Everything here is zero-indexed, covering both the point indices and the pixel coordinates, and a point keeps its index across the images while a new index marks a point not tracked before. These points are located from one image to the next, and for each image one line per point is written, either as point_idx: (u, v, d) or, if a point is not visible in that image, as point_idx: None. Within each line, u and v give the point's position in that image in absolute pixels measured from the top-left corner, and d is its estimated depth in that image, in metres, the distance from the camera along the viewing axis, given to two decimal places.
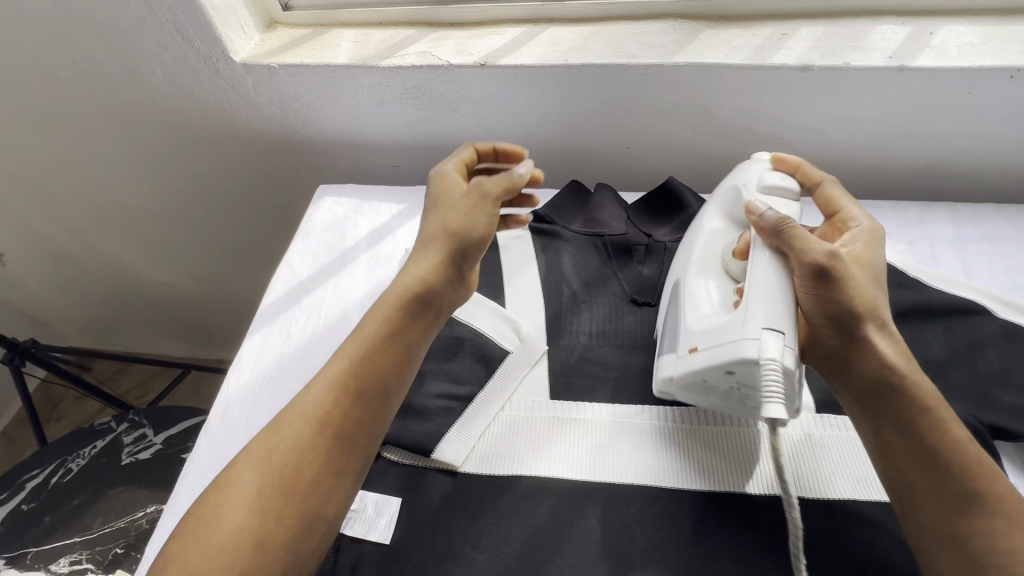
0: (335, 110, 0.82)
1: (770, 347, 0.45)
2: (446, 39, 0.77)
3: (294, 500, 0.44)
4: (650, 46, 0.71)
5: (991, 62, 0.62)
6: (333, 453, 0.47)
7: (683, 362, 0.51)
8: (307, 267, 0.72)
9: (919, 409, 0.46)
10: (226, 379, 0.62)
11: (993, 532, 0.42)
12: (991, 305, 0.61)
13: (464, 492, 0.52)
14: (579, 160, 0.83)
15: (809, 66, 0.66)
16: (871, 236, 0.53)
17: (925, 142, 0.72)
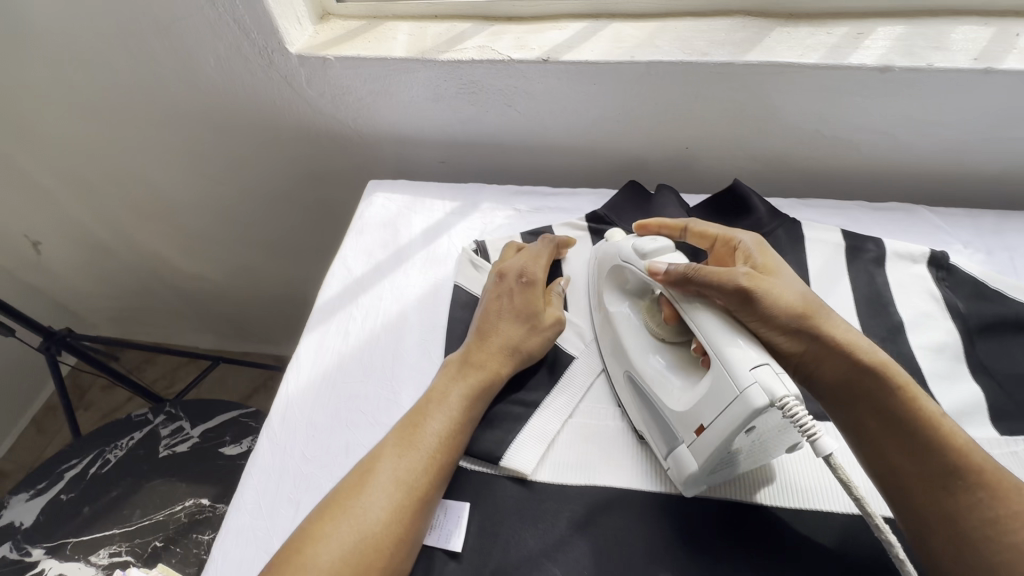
0: (387, 104, 0.81)
1: (772, 385, 0.42)
2: (505, 33, 0.75)
3: (407, 524, 0.45)
4: (720, 43, 0.68)
5: None
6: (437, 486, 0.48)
7: (698, 451, 0.46)
8: (362, 264, 0.70)
9: (890, 397, 0.46)
10: (285, 377, 0.60)
11: (981, 506, 0.42)
12: None
13: (536, 502, 0.50)
14: (634, 160, 0.81)
15: (889, 67, 0.63)
16: (760, 245, 0.54)
17: (1004, 147, 0.69)
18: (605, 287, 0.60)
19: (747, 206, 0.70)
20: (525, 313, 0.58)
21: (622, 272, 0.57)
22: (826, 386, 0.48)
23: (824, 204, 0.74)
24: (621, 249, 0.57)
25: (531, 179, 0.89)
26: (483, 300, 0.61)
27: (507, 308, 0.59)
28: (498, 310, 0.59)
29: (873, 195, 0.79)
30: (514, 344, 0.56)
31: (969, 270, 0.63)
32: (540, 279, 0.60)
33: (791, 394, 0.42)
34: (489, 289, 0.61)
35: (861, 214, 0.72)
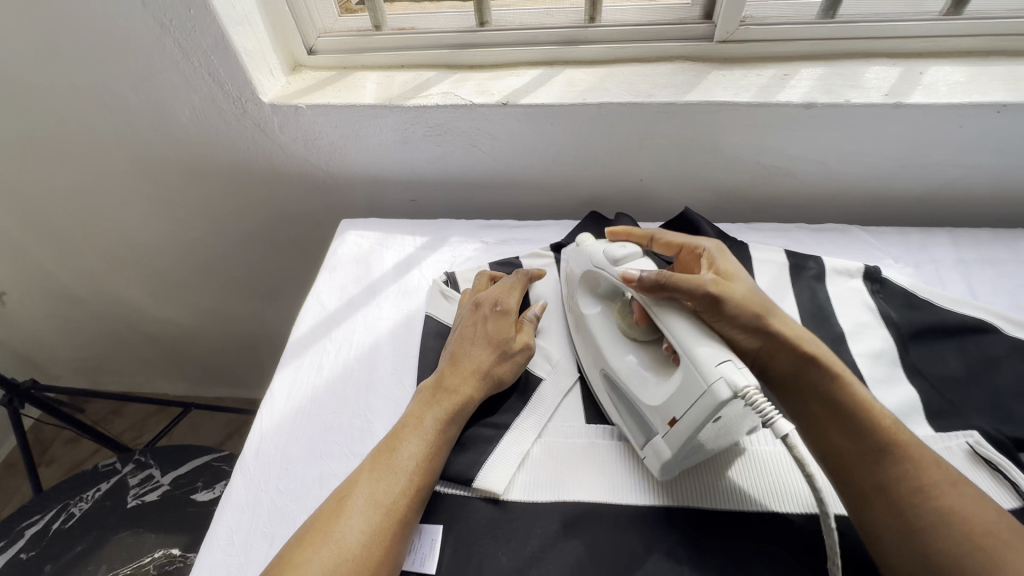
0: (358, 147, 0.85)
1: (737, 379, 0.45)
2: (468, 80, 0.81)
3: (382, 546, 0.46)
4: (663, 86, 0.75)
5: (980, 99, 0.67)
6: (412, 508, 0.49)
7: (671, 441, 0.50)
8: (336, 299, 0.73)
9: (832, 383, 0.51)
10: (259, 414, 0.61)
11: (906, 476, 0.47)
12: (998, 322, 0.63)
13: (506, 520, 0.52)
14: (594, 192, 0.87)
15: (812, 103, 0.70)
16: (721, 252, 0.60)
17: (922, 171, 0.76)
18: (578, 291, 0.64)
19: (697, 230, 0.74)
20: (500, 341, 0.61)
21: (595, 277, 0.62)
22: (773, 371, 0.53)
23: (769, 227, 0.80)
24: (594, 254, 0.61)
25: (498, 212, 0.94)
26: (458, 328, 0.63)
27: (483, 336, 0.61)
28: (473, 338, 0.61)
29: (814, 216, 0.86)
30: (485, 369, 0.59)
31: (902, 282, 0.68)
32: (513, 309, 0.63)
33: (751, 384, 0.45)
34: (464, 319, 0.64)
35: (804, 235, 0.78)
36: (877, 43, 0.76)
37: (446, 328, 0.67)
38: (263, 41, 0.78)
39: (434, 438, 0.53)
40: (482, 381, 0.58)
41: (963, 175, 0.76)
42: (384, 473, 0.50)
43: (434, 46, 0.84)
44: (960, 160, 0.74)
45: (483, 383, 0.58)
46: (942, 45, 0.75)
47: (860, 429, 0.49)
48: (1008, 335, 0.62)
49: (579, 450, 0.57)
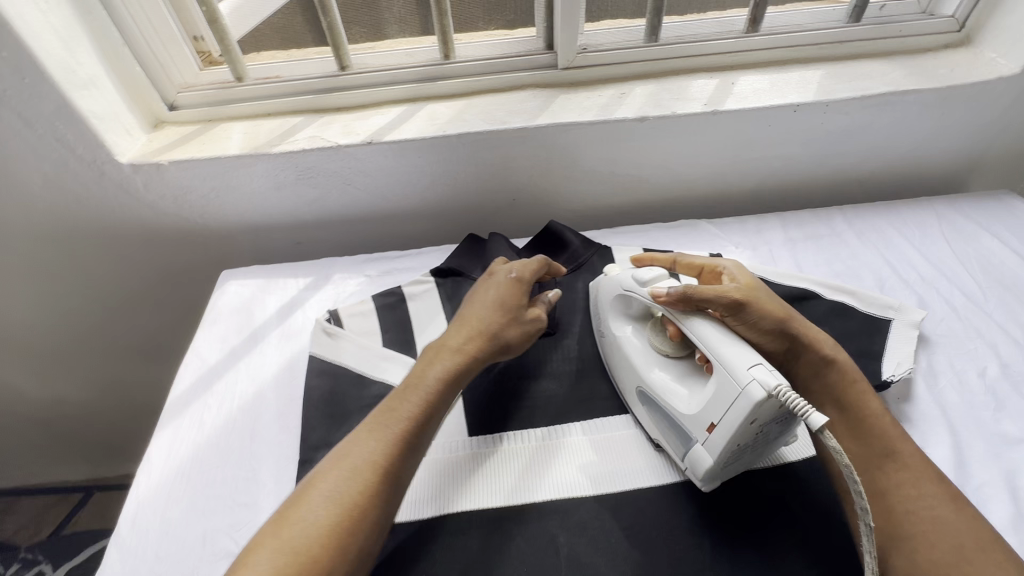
0: (232, 197, 0.89)
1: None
2: (332, 121, 0.88)
3: (362, 507, 0.53)
4: (507, 115, 0.86)
5: (778, 102, 0.90)
6: (390, 468, 0.56)
7: (711, 447, 0.60)
8: (216, 352, 0.74)
9: (858, 396, 0.67)
10: (135, 481, 0.61)
11: (897, 484, 0.61)
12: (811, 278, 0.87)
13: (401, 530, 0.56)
14: (464, 213, 0.96)
15: (649, 116, 0.86)
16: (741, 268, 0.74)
17: (736, 161, 0.98)
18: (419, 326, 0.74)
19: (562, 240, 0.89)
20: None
21: (625, 300, 0.75)
22: (808, 387, 0.70)
23: (616, 229, 0.92)
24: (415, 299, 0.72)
25: (380, 241, 1.00)
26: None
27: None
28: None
29: (652, 215, 1.01)
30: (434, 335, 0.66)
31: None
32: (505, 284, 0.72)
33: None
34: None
35: (645, 232, 0.89)
36: (693, 62, 0.96)
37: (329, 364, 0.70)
38: (116, 103, 0.80)
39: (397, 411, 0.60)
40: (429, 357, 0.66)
41: (770, 157, 1.00)
42: (361, 440, 0.58)
43: (297, 94, 0.90)
44: (756, 149, 0.97)
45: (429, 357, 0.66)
46: (749, 60, 0.97)
47: (869, 439, 0.65)
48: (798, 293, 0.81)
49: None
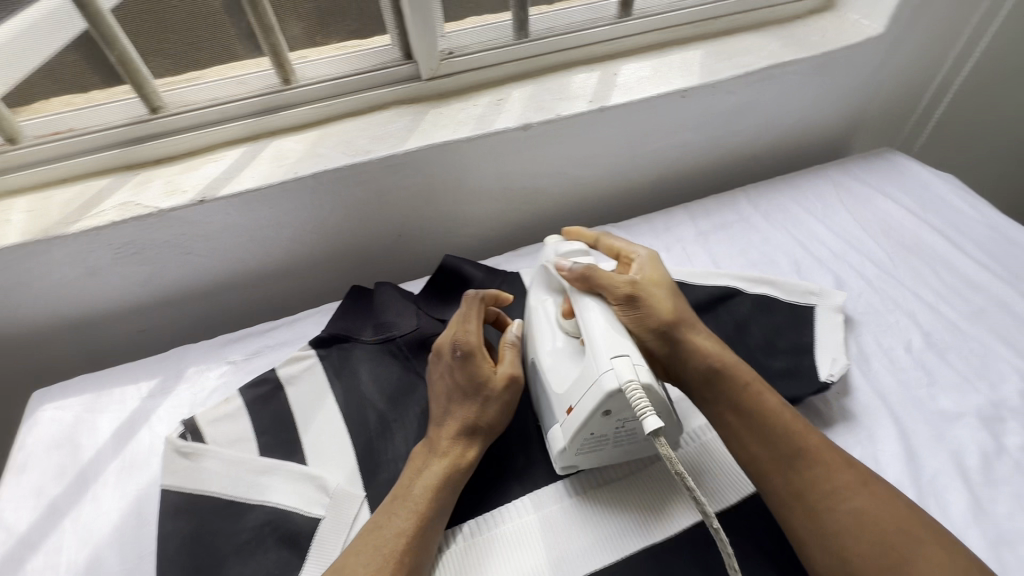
0: (304, 229, 0.73)
1: (624, 371, 0.44)
2: (414, 116, 0.74)
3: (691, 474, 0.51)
4: (617, 85, 0.76)
5: (882, 34, 0.80)
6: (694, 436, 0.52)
7: None
8: (363, 409, 0.61)
9: None
10: (324, 558, 0.51)
11: None
12: (959, 204, 0.80)
13: (695, 553, 0.49)
14: (566, 206, 0.85)
15: (757, 69, 0.78)
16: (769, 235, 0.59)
17: (837, 106, 0.89)
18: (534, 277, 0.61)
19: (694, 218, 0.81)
20: (474, 381, 0.54)
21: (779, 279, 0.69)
22: None
23: (733, 195, 0.85)
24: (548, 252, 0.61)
25: (472, 252, 0.87)
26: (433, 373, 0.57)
27: (452, 391, 0.55)
28: (444, 393, 0.55)
29: (753, 175, 0.95)
30: (581, 275, 0.54)
31: (845, 215, 0.80)
32: (667, 269, 0.60)
33: (638, 379, 0.44)
34: (436, 377, 0.56)
35: (758, 192, 0.85)
36: (783, 8, 0.85)
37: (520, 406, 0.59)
38: None
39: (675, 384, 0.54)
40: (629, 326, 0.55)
41: (890, 72, 0.86)
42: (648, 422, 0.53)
43: (358, 93, 0.74)
44: (864, 86, 0.87)
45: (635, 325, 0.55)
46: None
47: None
48: (952, 233, 0.76)
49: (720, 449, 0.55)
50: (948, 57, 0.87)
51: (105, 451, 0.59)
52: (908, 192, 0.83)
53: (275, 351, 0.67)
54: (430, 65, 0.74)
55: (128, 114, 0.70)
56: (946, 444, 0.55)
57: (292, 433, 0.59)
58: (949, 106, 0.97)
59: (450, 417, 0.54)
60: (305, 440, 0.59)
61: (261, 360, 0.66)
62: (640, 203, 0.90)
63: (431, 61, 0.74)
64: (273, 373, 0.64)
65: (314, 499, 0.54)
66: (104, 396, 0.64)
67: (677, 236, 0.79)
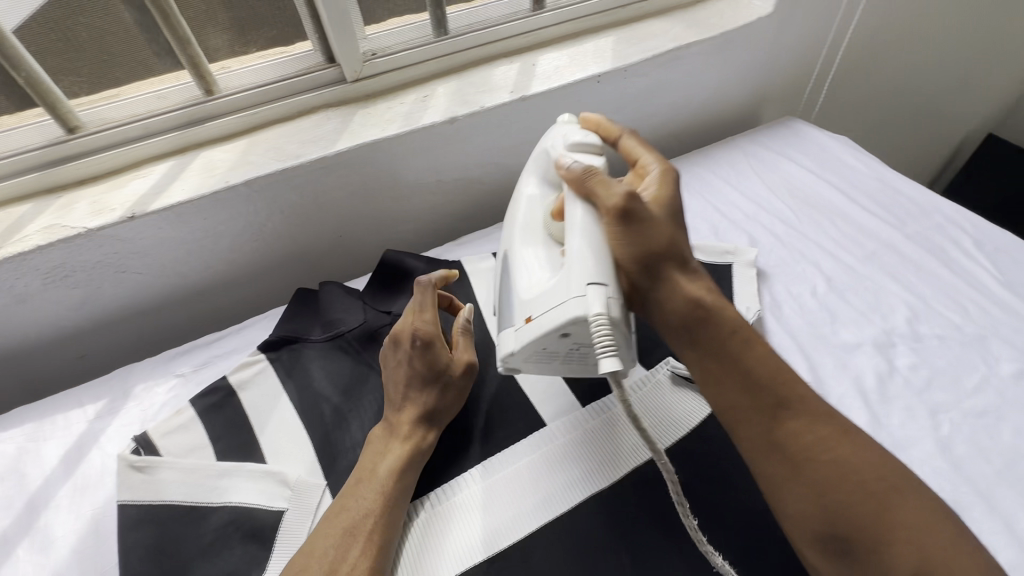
0: (242, 237, 0.73)
1: (595, 301, 0.47)
2: (342, 117, 0.75)
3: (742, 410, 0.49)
4: (536, 75, 0.80)
5: (773, 13, 0.88)
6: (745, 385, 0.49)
7: None
8: (317, 404, 0.63)
9: None
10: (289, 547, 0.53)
11: None
12: (852, 162, 0.88)
13: (637, 492, 0.53)
14: (501, 194, 0.89)
15: (664, 51, 0.83)
16: (663, 178, 0.59)
17: (743, 82, 0.97)
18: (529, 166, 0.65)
19: None
20: (430, 366, 0.57)
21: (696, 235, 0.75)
22: None
23: None
24: (553, 140, 0.62)
25: (415, 246, 0.89)
26: (388, 353, 0.59)
27: (411, 378, 0.57)
28: (402, 378, 0.57)
29: (674, 151, 1.01)
30: (589, 175, 0.55)
31: (754, 180, 0.87)
32: (678, 186, 0.59)
33: (607, 314, 0.46)
34: (388, 361, 0.59)
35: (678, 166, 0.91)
36: None
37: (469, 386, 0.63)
38: None
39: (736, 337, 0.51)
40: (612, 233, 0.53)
41: (785, 46, 0.94)
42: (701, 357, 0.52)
43: (285, 99, 0.75)
44: (764, 61, 0.95)
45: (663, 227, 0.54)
46: None
47: None
48: (847, 188, 0.84)
49: (658, 399, 0.59)
50: (832, 32, 0.96)
51: (55, 477, 0.58)
52: (808, 155, 0.91)
53: (225, 359, 0.68)
54: (354, 67, 0.76)
55: (43, 137, 0.68)
56: (849, 371, 0.62)
57: (250, 435, 0.60)
58: (839, 75, 1.06)
59: (405, 403, 0.56)
60: (263, 440, 0.60)
61: (211, 369, 0.67)
62: None
63: (355, 64, 0.76)
64: (224, 381, 0.64)
65: (276, 494, 0.55)
66: (47, 423, 0.63)
67: None
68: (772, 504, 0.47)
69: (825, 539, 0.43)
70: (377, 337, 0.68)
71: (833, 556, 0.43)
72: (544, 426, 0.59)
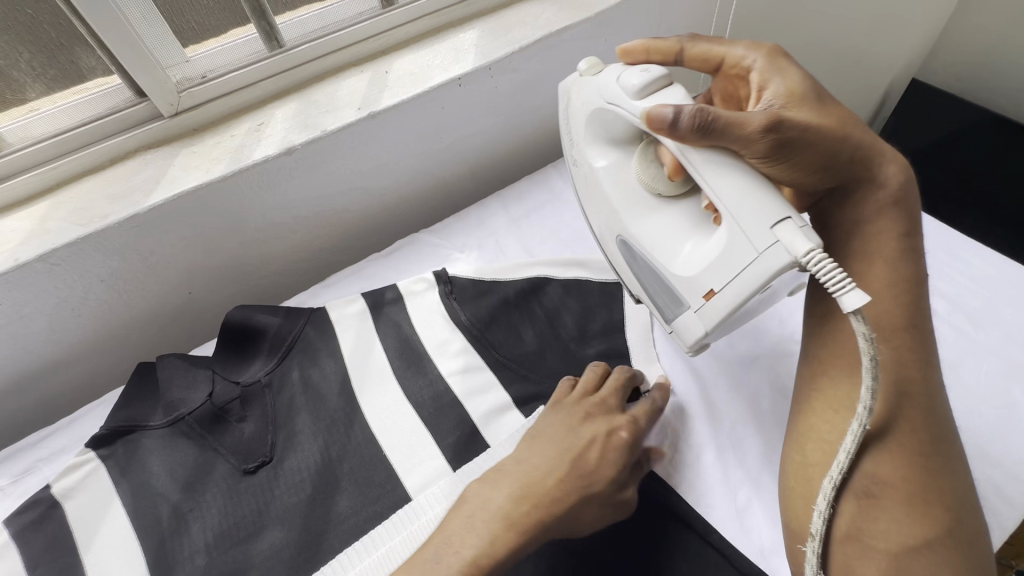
0: (61, 313, 0.63)
1: (797, 240, 0.40)
2: (162, 161, 0.65)
3: (886, 344, 0.48)
4: (388, 84, 0.71)
5: None
6: (887, 341, 0.47)
7: (708, 316, 0.46)
8: (152, 505, 0.54)
9: None
10: None
11: None
12: None
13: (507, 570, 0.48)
14: (377, 219, 0.80)
15: (535, 40, 0.74)
16: (773, 62, 0.52)
17: None
18: (588, 132, 0.55)
19: (508, 205, 0.79)
20: (625, 455, 0.49)
21: (614, 171, 0.55)
22: None
23: (546, 170, 0.83)
24: (607, 88, 0.52)
25: (287, 286, 0.80)
26: (563, 422, 0.50)
27: (603, 466, 0.47)
28: (603, 461, 0.47)
29: None
30: (701, 120, 0.43)
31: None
32: (796, 66, 0.52)
33: (815, 245, 0.40)
34: (573, 421, 0.50)
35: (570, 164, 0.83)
36: None
37: (325, 464, 0.56)
38: None
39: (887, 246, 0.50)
40: (810, 161, 0.48)
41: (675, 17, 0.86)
42: (869, 268, 0.50)
43: (90, 146, 0.65)
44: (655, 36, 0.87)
45: (796, 172, 0.48)
46: None
47: None
48: None
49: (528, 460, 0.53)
50: None
51: None
52: None
53: (50, 464, 0.59)
54: (169, 100, 0.65)
55: None
56: (740, 390, 0.58)
57: (73, 555, 0.52)
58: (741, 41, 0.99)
59: (559, 497, 0.45)
60: (87, 560, 0.52)
61: (34, 478, 0.58)
62: (458, 196, 0.87)
63: (168, 97, 0.65)
64: (46, 491, 0.56)
65: None
66: None
67: (490, 229, 0.76)
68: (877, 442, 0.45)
69: (862, 478, 0.44)
70: (225, 415, 0.59)
71: (860, 500, 0.44)
72: (409, 502, 0.53)
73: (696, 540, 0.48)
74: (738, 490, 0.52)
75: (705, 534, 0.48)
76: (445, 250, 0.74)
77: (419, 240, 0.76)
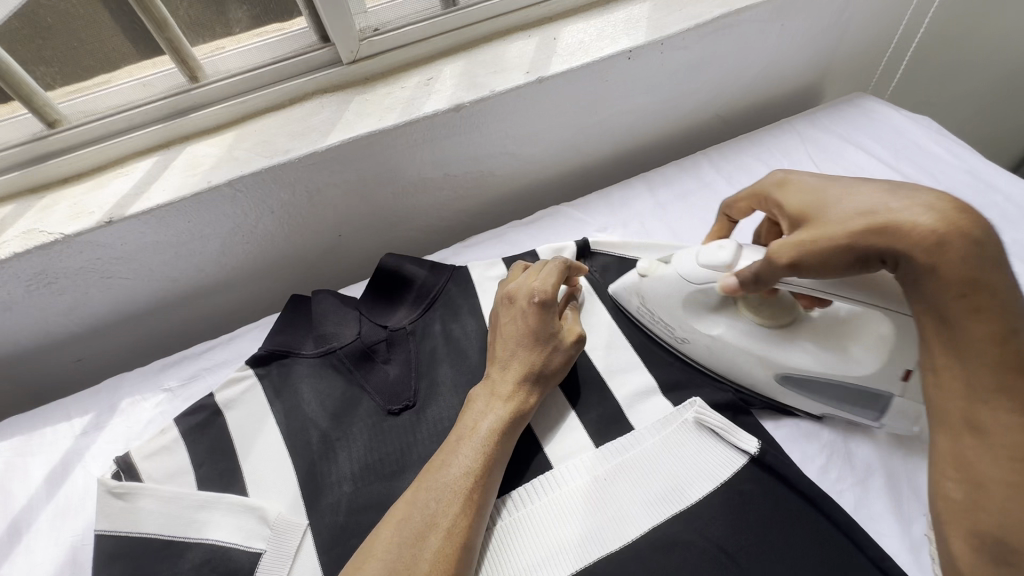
0: (232, 237, 0.68)
1: None
2: (338, 106, 0.68)
3: (979, 401, 0.38)
4: (557, 51, 0.70)
5: None
6: (984, 394, 0.38)
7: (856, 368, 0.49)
8: (303, 427, 0.57)
9: None
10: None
11: None
12: (936, 152, 0.75)
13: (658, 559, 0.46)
14: (517, 188, 0.80)
15: (714, 17, 0.70)
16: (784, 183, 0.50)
17: (805, 51, 0.82)
18: (654, 289, 0.56)
19: (655, 189, 0.76)
20: (541, 333, 0.54)
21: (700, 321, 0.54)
22: None
23: (694, 159, 0.80)
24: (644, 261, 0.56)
25: (421, 242, 0.82)
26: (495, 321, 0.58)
27: (521, 335, 0.54)
28: (519, 358, 0.54)
29: (715, 135, 0.89)
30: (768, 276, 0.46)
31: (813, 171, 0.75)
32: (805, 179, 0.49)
33: None
34: (505, 346, 0.54)
35: (719, 155, 0.79)
36: None
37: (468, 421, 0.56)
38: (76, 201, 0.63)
39: (971, 281, 0.37)
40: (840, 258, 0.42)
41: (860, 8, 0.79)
42: (959, 312, 0.38)
43: (275, 86, 0.68)
44: (834, 27, 0.80)
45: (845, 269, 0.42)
46: None
47: None
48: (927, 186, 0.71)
49: (688, 453, 0.51)
50: None
51: (38, 496, 0.56)
52: (879, 140, 0.78)
53: (212, 374, 0.64)
54: (350, 48, 0.67)
55: (24, 133, 0.64)
56: None
57: (233, 461, 0.56)
58: (923, 41, 0.90)
59: (508, 408, 0.51)
60: (246, 468, 0.55)
61: (199, 385, 0.63)
62: (596, 173, 0.85)
63: (351, 44, 0.67)
64: (210, 398, 0.59)
65: (254, 532, 0.51)
66: (36, 436, 0.61)
67: (634, 211, 0.74)
68: (978, 505, 0.38)
69: (982, 546, 0.37)
70: (372, 354, 0.61)
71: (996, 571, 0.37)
72: (549, 469, 0.52)
73: (868, 565, 0.45)
74: (910, 522, 0.48)
75: (878, 561, 0.45)
76: (587, 227, 0.73)
77: (560, 213, 0.75)
